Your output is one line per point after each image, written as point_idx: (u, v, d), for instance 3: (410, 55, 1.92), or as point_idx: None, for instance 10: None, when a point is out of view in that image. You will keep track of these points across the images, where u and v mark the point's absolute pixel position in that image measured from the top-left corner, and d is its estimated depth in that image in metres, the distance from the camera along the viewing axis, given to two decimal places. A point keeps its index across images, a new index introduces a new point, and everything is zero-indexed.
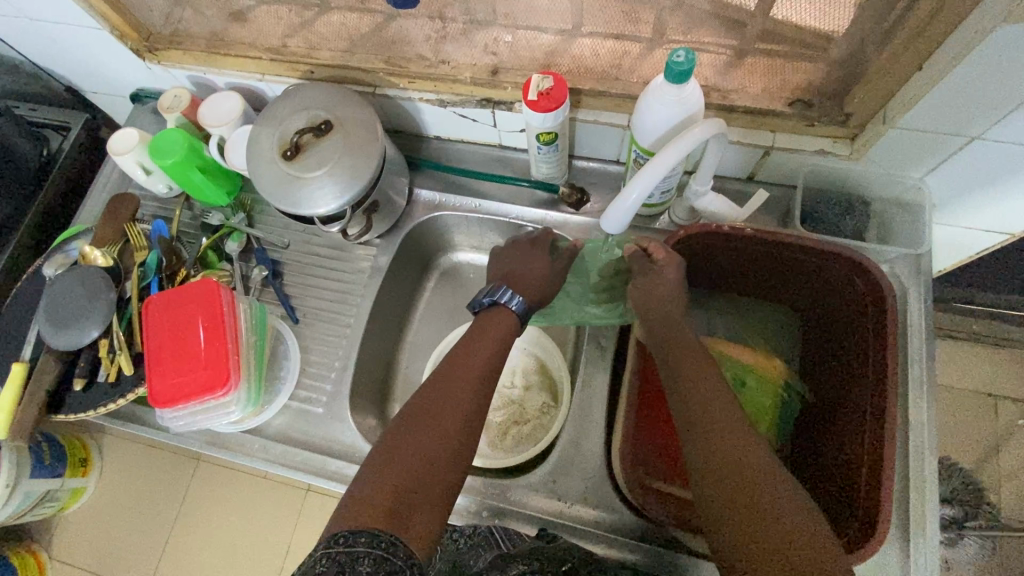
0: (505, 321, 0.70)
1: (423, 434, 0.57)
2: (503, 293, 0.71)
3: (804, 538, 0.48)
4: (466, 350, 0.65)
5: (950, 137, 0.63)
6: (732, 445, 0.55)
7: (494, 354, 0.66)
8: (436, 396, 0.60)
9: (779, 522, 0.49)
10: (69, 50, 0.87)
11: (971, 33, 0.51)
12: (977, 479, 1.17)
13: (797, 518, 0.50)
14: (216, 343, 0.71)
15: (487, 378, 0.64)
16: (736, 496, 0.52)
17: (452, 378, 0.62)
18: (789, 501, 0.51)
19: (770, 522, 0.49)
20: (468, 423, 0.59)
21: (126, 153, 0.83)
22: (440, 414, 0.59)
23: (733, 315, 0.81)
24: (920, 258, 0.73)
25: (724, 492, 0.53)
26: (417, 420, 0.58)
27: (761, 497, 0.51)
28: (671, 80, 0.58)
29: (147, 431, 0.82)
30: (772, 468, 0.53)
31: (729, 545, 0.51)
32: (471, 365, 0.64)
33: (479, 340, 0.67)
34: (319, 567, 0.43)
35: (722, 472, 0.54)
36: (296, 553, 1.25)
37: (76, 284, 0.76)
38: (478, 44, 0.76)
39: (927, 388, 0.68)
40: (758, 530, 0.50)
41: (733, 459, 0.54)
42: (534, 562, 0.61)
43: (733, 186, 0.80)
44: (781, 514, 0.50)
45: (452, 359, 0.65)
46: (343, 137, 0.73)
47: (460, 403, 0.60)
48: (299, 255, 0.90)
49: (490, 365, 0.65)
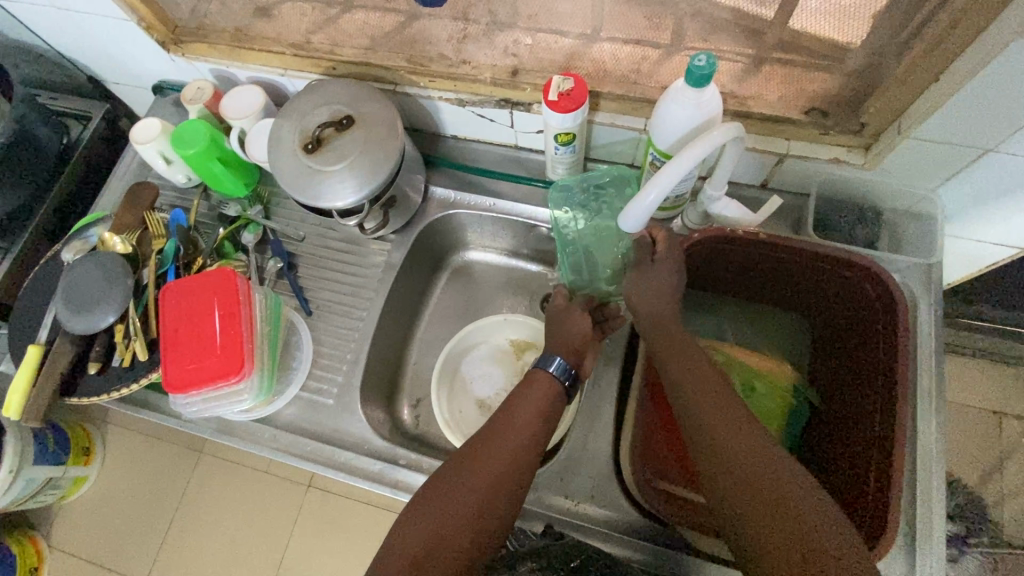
0: (547, 388, 0.67)
1: (448, 498, 0.57)
2: (545, 358, 0.70)
3: (838, 549, 0.48)
4: (499, 422, 0.64)
5: (966, 149, 0.63)
6: (758, 452, 0.54)
7: (532, 430, 0.63)
8: (471, 455, 0.60)
9: (813, 534, 0.49)
10: (94, 40, 0.89)
11: (987, 46, 0.52)
12: (981, 496, 1.17)
13: (830, 525, 0.49)
14: (231, 333, 0.72)
15: (522, 453, 0.61)
16: (759, 500, 0.52)
17: (484, 448, 0.61)
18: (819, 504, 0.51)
19: (803, 532, 0.49)
20: (502, 487, 0.58)
21: (148, 143, 0.84)
22: (484, 456, 0.60)
23: (741, 321, 0.82)
24: (932, 269, 0.74)
25: (750, 492, 0.52)
26: (445, 487, 0.58)
27: (792, 502, 0.51)
28: (691, 84, 0.59)
29: (157, 417, 0.82)
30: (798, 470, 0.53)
31: (757, 548, 0.51)
32: (509, 431, 0.62)
33: (519, 412, 0.64)
34: None
35: (744, 471, 0.54)
36: (296, 548, 1.24)
37: (95, 269, 0.77)
38: (499, 46, 0.78)
39: (936, 397, 0.69)
40: (788, 531, 0.49)
41: (757, 459, 0.54)
42: (543, 559, 0.61)
43: (748, 193, 0.81)
44: (796, 513, 0.50)
45: (486, 430, 0.63)
46: (364, 133, 0.74)
47: (507, 450, 0.61)
48: (313, 247, 0.91)
49: (525, 440, 0.62)
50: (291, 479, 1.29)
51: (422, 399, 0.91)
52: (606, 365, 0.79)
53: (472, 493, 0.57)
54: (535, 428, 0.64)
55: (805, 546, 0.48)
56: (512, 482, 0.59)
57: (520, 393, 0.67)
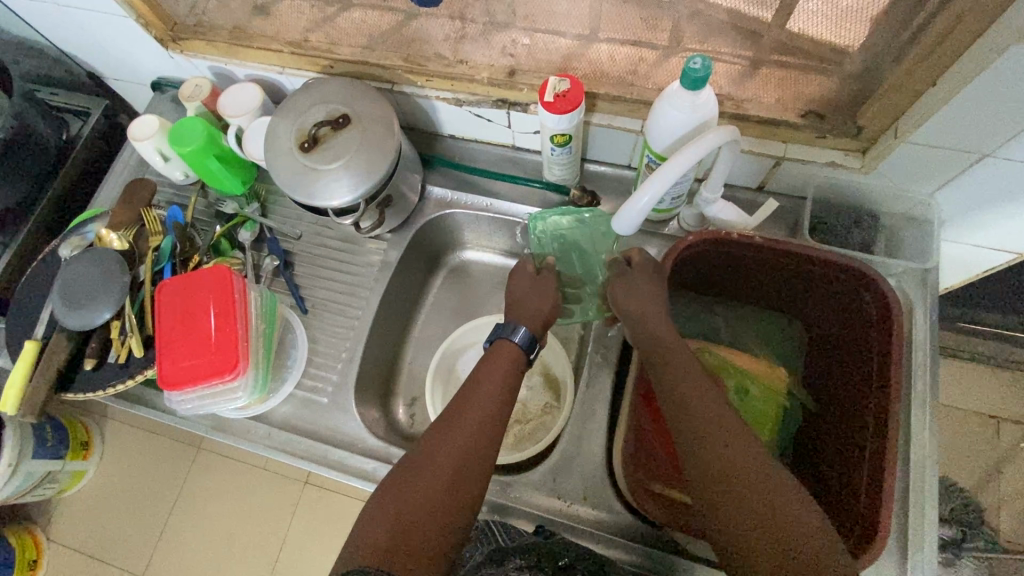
0: (510, 357, 0.68)
1: (431, 463, 0.57)
2: (511, 327, 0.71)
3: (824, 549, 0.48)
4: (463, 401, 0.63)
5: (964, 154, 0.63)
6: (751, 459, 0.54)
7: (497, 407, 0.63)
8: (449, 420, 0.61)
9: (796, 547, 0.49)
10: (93, 37, 0.89)
11: (985, 51, 0.52)
12: (976, 501, 1.17)
13: (814, 539, 0.49)
14: (226, 331, 0.72)
15: (496, 415, 0.63)
16: (750, 509, 0.52)
17: (450, 427, 0.60)
18: (810, 517, 0.51)
19: (789, 544, 0.49)
20: (480, 448, 0.59)
21: (145, 139, 0.84)
22: (461, 420, 0.61)
23: (737, 324, 0.82)
24: (928, 274, 0.73)
25: (742, 500, 0.52)
26: (426, 454, 0.58)
27: (785, 513, 0.51)
28: (686, 87, 0.58)
29: (153, 414, 0.83)
30: (789, 478, 0.53)
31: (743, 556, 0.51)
32: (482, 395, 0.63)
33: (483, 390, 0.64)
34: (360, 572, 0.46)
35: (738, 477, 0.53)
36: (292, 545, 1.25)
37: (91, 266, 0.77)
38: (496, 45, 0.78)
39: (931, 404, 0.69)
40: (774, 542, 0.50)
41: (751, 468, 0.54)
42: (534, 557, 0.61)
43: (744, 196, 0.81)
44: (782, 517, 0.50)
45: (450, 409, 0.63)
46: (360, 132, 0.74)
47: (482, 412, 0.62)
48: (309, 245, 0.91)
49: (499, 403, 0.64)
50: (288, 476, 1.30)
51: (418, 398, 0.91)
52: (600, 366, 0.79)
53: (438, 475, 0.56)
54: (500, 405, 0.64)
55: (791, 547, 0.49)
56: (488, 441, 0.60)
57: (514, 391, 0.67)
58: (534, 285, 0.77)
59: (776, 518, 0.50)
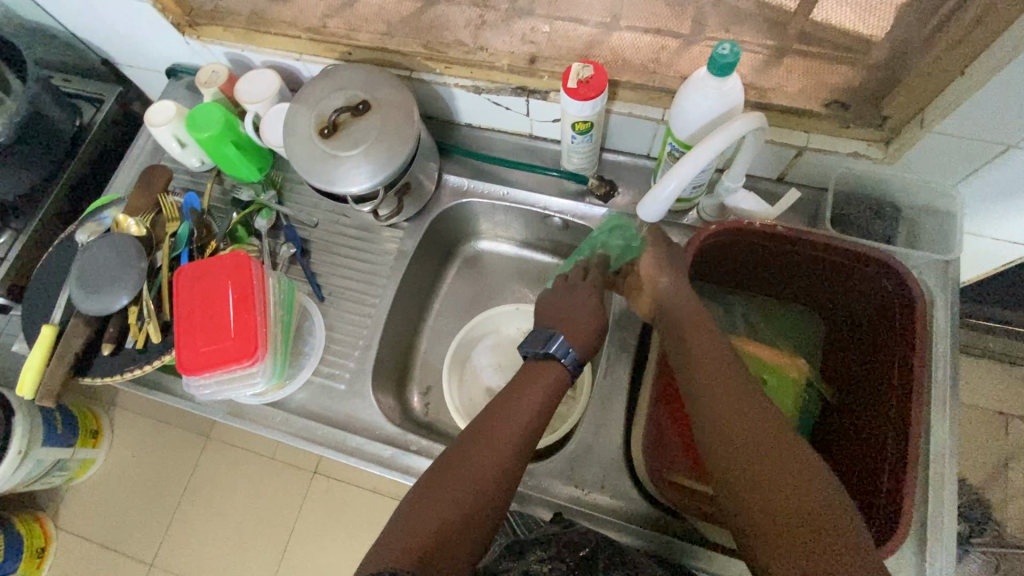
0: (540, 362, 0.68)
1: (467, 466, 0.58)
2: (559, 347, 0.69)
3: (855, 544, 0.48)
4: (496, 412, 0.64)
5: (989, 145, 0.63)
6: (780, 453, 0.54)
7: (533, 424, 0.63)
8: (487, 425, 0.62)
9: (827, 545, 0.48)
10: (108, 22, 0.88)
11: (1014, 41, 0.52)
12: (985, 497, 1.17)
13: (844, 537, 0.48)
14: (244, 317, 0.72)
15: (533, 424, 0.63)
16: (774, 498, 0.51)
17: (483, 438, 0.61)
18: (841, 517, 0.50)
19: (818, 540, 0.48)
20: (516, 456, 0.60)
21: (162, 125, 0.84)
22: (497, 426, 0.62)
23: (755, 315, 0.82)
24: (949, 266, 0.73)
25: (766, 489, 0.52)
26: (462, 455, 0.59)
27: (814, 511, 0.50)
28: (714, 73, 0.58)
29: (169, 399, 0.83)
30: (820, 473, 0.52)
31: (768, 546, 0.50)
32: (521, 403, 0.64)
33: (513, 407, 0.64)
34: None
35: (763, 464, 0.53)
36: (302, 534, 1.25)
37: (109, 251, 0.77)
38: (516, 33, 0.78)
39: (951, 396, 0.68)
40: (801, 535, 0.49)
41: (778, 458, 0.53)
42: (553, 548, 0.61)
43: (764, 186, 0.81)
44: (808, 508, 0.50)
45: (489, 412, 0.64)
46: (381, 119, 0.74)
47: (519, 421, 0.62)
48: (326, 233, 0.91)
49: (537, 413, 0.64)
50: (298, 466, 1.30)
51: (432, 386, 0.92)
52: (618, 355, 0.79)
53: (468, 483, 0.57)
54: (534, 421, 0.64)
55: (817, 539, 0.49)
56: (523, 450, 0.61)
57: (536, 380, 0.66)
58: (568, 295, 0.77)
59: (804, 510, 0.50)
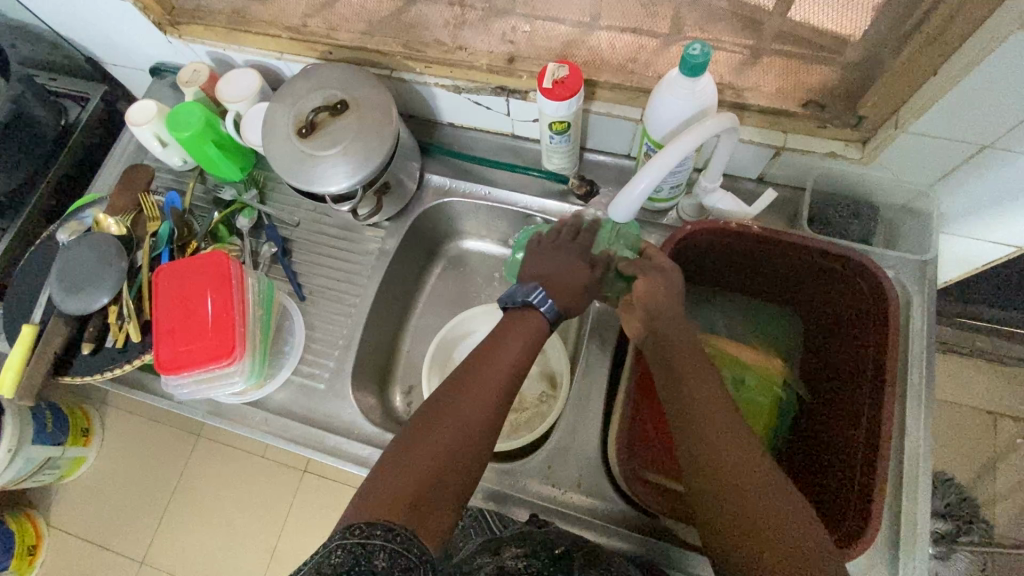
0: (528, 325, 0.66)
1: (455, 414, 0.57)
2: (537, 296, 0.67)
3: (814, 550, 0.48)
4: (478, 361, 0.62)
5: (963, 145, 0.63)
6: (746, 453, 0.54)
7: (514, 376, 0.62)
8: (472, 373, 0.61)
9: (784, 543, 0.48)
10: (90, 22, 0.88)
11: (985, 40, 0.52)
12: (973, 496, 1.17)
13: (802, 538, 0.48)
14: (222, 317, 0.73)
15: (516, 372, 0.62)
16: (747, 504, 0.51)
17: (466, 389, 0.59)
18: (800, 519, 0.50)
19: (775, 539, 0.48)
20: (498, 405, 0.60)
21: (143, 124, 0.84)
22: (482, 373, 0.61)
23: (735, 314, 0.82)
24: (927, 266, 0.74)
25: (738, 492, 0.51)
26: (448, 403, 0.58)
27: (773, 511, 0.50)
28: (685, 74, 0.58)
29: (150, 399, 0.83)
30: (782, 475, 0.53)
31: (741, 552, 0.49)
32: (507, 352, 0.63)
33: (496, 357, 0.62)
34: (335, 558, 0.42)
35: (730, 461, 0.53)
36: (291, 532, 1.25)
37: (89, 250, 0.78)
38: (496, 32, 0.77)
39: (926, 395, 0.69)
40: (766, 536, 0.49)
41: (745, 458, 0.53)
42: (527, 545, 0.61)
43: (743, 186, 0.81)
44: (768, 507, 0.50)
45: (473, 359, 0.62)
46: (360, 115, 0.74)
47: (503, 369, 0.61)
48: (308, 233, 0.91)
49: (521, 361, 0.63)
50: (288, 464, 1.30)
51: (415, 386, 0.91)
52: (598, 353, 0.80)
53: (454, 429, 0.56)
54: (518, 371, 0.63)
55: (774, 538, 0.49)
56: (506, 399, 0.61)
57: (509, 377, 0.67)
58: (554, 254, 0.72)
59: (764, 511, 0.50)
